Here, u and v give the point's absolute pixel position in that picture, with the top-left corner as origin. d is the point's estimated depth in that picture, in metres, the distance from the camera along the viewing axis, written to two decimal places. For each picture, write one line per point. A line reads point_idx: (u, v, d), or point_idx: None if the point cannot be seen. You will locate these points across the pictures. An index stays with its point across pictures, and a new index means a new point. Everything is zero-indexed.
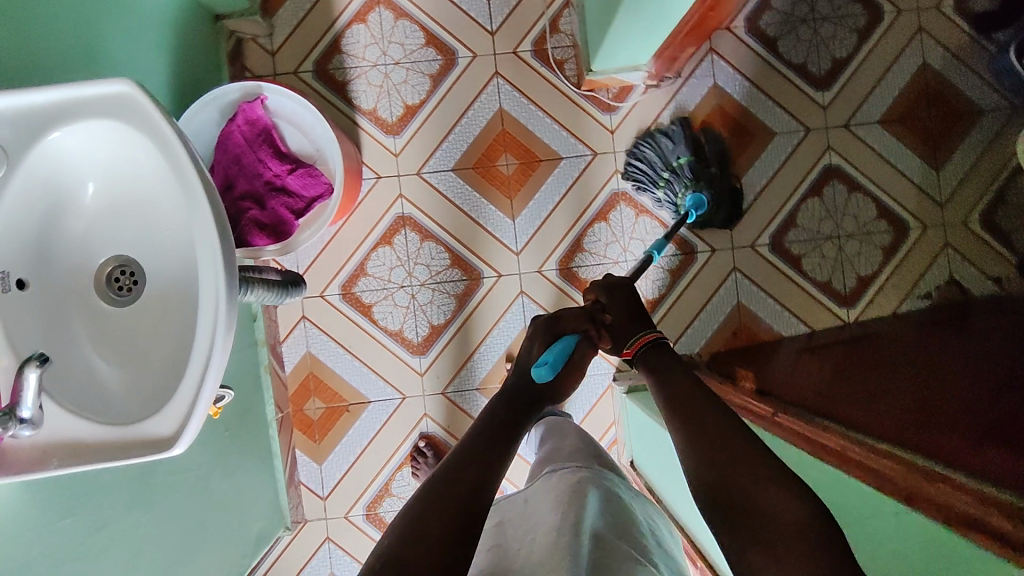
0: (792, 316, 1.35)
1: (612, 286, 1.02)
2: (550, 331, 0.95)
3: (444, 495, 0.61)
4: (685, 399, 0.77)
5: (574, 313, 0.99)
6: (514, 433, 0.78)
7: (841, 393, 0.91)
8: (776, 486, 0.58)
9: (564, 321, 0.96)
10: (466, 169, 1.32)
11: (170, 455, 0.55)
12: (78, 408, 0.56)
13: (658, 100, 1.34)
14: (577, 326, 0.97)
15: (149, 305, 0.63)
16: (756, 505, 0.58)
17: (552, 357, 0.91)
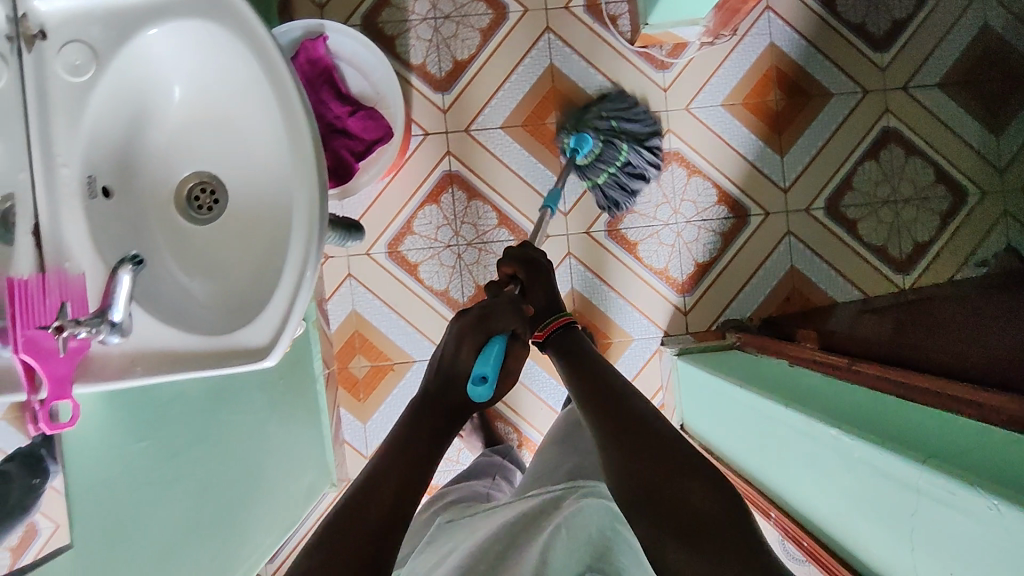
0: (847, 283, 1.32)
1: (530, 260, 0.97)
2: (481, 331, 0.81)
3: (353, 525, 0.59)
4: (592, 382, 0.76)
5: (497, 303, 0.85)
6: (427, 455, 0.71)
7: (918, 342, 0.87)
8: (689, 475, 0.57)
9: (496, 314, 0.82)
10: (514, 127, 1.29)
11: (262, 367, 0.56)
12: (165, 317, 0.56)
13: (713, 58, 1.31)
14: (504, 323, 0.82)
15: (229, 221, 0.62)
16: (678, 502, 0.55)
17: (489, 369, 0.79)
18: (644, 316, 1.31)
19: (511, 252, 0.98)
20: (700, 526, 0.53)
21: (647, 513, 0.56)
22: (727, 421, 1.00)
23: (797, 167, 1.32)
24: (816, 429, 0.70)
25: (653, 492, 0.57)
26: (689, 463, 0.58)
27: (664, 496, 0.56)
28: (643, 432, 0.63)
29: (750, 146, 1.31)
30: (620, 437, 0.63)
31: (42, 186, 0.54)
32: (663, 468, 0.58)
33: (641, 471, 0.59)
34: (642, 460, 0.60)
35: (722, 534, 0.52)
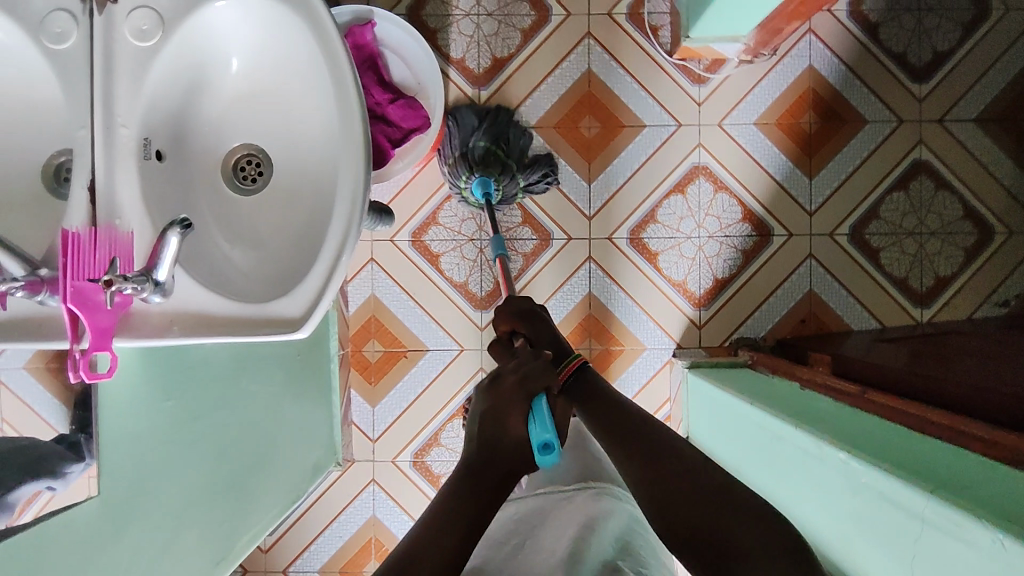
0: (865, 311, 1.32)
1: (528, 313, 0.90)
2: (523, 394, 0.65)
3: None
4: (601, 412, 0.71)
5: (527, 361, 0.70)
6: (478, 524, 0.58)
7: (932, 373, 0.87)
8: (717, 508, 0.54)
9: (533, 372, 0.68)
10: (547, 128, 1.30)
11: (294, 337, 0.58)
12: (205, 281, 0.58)
13: (750, 76, 1.31)
14: (544, 380, 0.68)
15: (274, 193, 0.65)
16: (718, 540, 0.53)
17: (552, 434, 0.63)
18: (659, 327, 1.31)
19: (503, 308, 0.91)
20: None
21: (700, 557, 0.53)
22: (732, 436, 1.02)
23: (825, 192, 1.32)
24: (824, 450, 0.72)
25: (709, 545, 0.53)
26: (727, 501, 0.55)
27: (722, 550, 0.52)
28: (671, 465, 0.60)
29: (779, 167, 1.31)
30: (655, 476, 0.59)
31: (101, 146, 0.56)
32: (707, 510, 0.54)
33: (677, 505, 0.56)
34: (681, 501, 0.56)
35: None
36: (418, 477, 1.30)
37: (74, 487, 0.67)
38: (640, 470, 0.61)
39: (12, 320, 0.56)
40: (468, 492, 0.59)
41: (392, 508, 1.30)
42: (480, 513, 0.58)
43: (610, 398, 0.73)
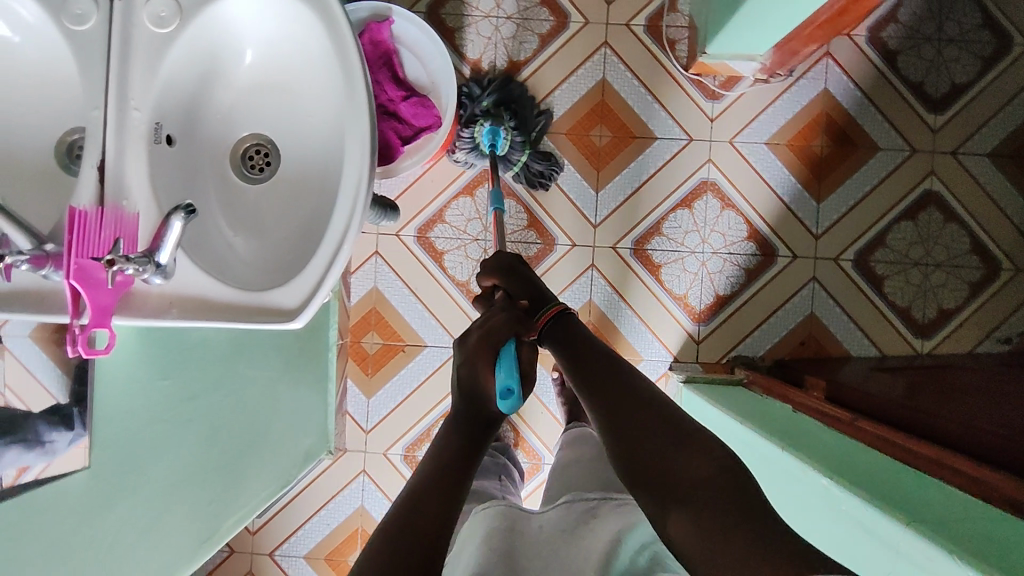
0: (865, 338, 1.31)
1: (512, 267, 0.95)
2: (487, 343, 0.78)
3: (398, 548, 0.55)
4: (584, 361, 0.74)
5: (494, 316, 0.82)
6: (464, 459, 0.68)
7: (923, 407, 0.87)
8: (673, 444, 0.57)
9: (495, 328, 0.80)
10: (559, 134, 1.30)
11: (289, 328, 0.59)
12: (206, 266, 0.59)
13: (764, 95, 1.31)
14: (508, 331, 0.79)
15: (280, 184, 0.66)
16: (669, 469, 0.55)
17: (513, 379, 0.75)
18: (658, 340, 1.31)
19: (487, 263, 0.98)
20: (699, 494, 0.52)
21: (648, 484, 0.56)
22: None
23: (832, 216, 1.32)
24: (810, 476, 0.72)
25: (661, 472, 0.56)
26: (674, 427, 0.59)
27: (666, 470, 0.55)
28: (630, 397, 0.65)
29: (788, 188, 1.31)
30: (614, 407, 0.64)
31: (113, 129, 0.58)
32: (656, 434, 0.59)
33: (638, 439, 0.59)
34: (633, 426, 0.61)
35: (722, 499, 0.51)
36: (408, 470, 1.31)
37: (68, 455, 0.70)
38: (602, 402, 0.66)
39: (15, 293, 0.57)
40: (458, 437, 0.70)
41: (380, 499, 1.31)
42: (468, 456, 0.68)
43: (593, 347, 0.77)
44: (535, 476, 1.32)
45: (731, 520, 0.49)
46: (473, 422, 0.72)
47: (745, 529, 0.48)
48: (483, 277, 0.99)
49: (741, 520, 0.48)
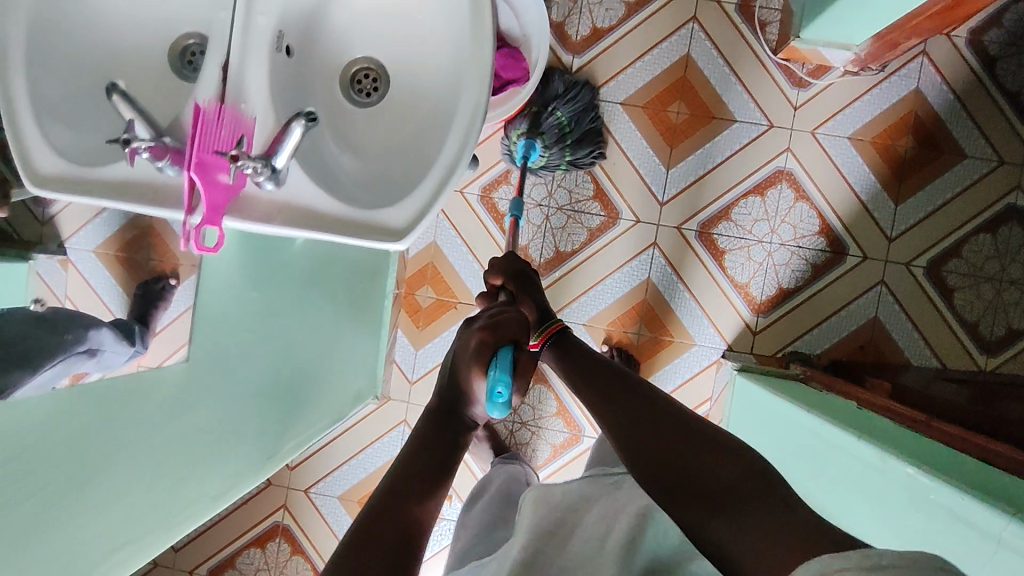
0: (928, 349, 1.27)
1: (523, 276, 0.96)
2: (491, 342, 0.76)
3: (371, 532, 0.58)
4: (608, 382, 0.73)
5: (509, 311, 0.82)
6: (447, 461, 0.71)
7: (979, 425, 0.82)
8: (711, 450, 0.55)
9: (501, 323, 0.78)
10: (635, 106, 1.28)
11: (392, 247, 0.59)
12: (317, 179, 0.59)
13: (854, 88, 1.27)
14: (513, 332, 0.78)
15: (387, 107, 0.66)
16: (698, 476, 0.53)
17: (506, 385, 0.73)
18: (713, 326, 1.29)
19: (496, 264, 0.99)
20: (733, 494, 0.50)
21: (677, 495, 0.54)
22: (775, 444, 1.00)
23: (909, 220, 1.27)
24: (887, 462, 0.69)
25: (693, 481, 0.53)
26: (682, 423, 0.60)
27: (687, 469, 0.55)
28: (636, 402, 0.66)
29: (867, 186, 1.27)
30: (620, 412, 0.66)
31: (239, 31, 0.57)
32: (661, 429, 0.60)
33: (669, 449, 0.57)
34: (647, 433, 0.61)
35: (758, 499, 0.49)
36: None
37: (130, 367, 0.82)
38: (609, 408, 0.68)
39: (123, 186, 0.58)
40: (437, 437, 0.72)
41: None
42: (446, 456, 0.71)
43: (606, 365, 0.77)
44: (572, 447, 1.32)
45: (768, 516, 0.47)
46: (456, 419, 0.76)
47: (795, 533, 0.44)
48: (489, 276, 1.00)
49: (774, 512, 0.47)
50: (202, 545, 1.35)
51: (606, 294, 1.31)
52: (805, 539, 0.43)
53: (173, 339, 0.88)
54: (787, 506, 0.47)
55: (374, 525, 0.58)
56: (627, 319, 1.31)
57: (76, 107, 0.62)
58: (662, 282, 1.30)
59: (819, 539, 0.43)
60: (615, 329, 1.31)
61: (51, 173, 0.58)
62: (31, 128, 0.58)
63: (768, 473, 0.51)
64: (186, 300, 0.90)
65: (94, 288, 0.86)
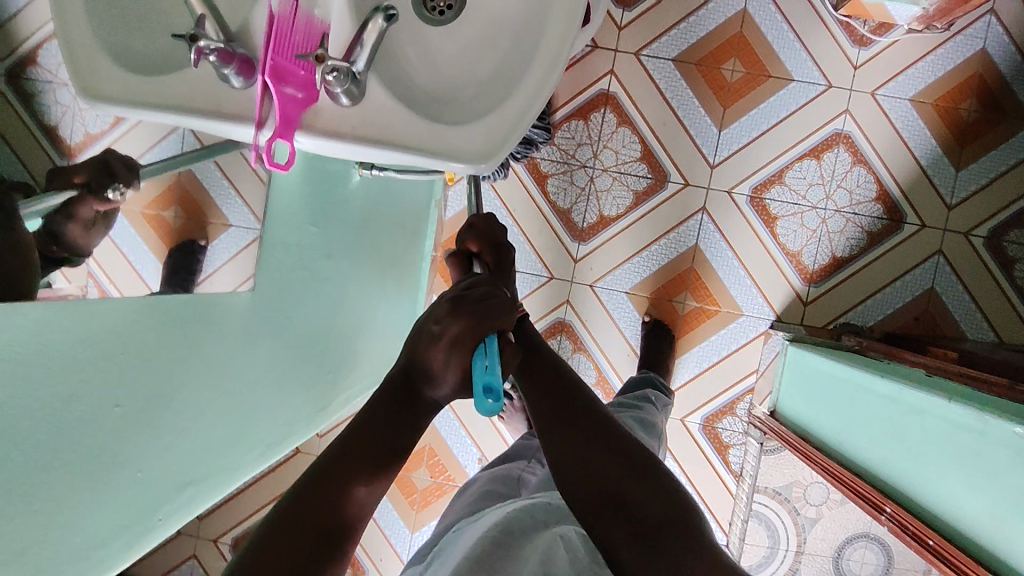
0: (985, 321, 1.22)
1: (501, 247, 0.83)
2: (479, 329, 0.61)
3: (295, 541, 0.52)
4: (549, 377, 0.70)
5: (493, 291, 0.66)
6: (385, 447, 0.60)
7: None
8: (641, 480, 0.59)
9: (491, 306, 0.63)
10: (686, 64, 1.22)
11: (473, 171, 0.55)
12: (396, 96, 0.56)
13: (917, 48, 1.20)
14: (498, 317, 0.63)
15: (466, 28, 0.62)
16: (629, 505, 0.57)
17: (496, 375, 0.58)
18: (762, 296, 1.24)
19: (476, 225, 0.83)
20: (656, 536, 0.56)
21: (603, 518, 0.58)
22: (839, 415, 0.95)
23: (969, 187, 1.21)
24: (989, 423, 0.64)
25: (623, 510, 0.57)
26: (620, 450, 0.62)
27: (618, 496, 0.58)
28: (577, 415, 0.65)
29: (927, 151, 1.21)
30: (560, 423, 0.65)
31: None
32: (604, 459, 0.60)
33: (606, 470, 0.60)
34: (586, 446, 0.62)
35: (678, 546, 0.55)
36: None
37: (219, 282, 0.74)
38: (548, 414, 0.66)
39: (185, 97, 0.54)
40: (379, 417, 0.61)
41: (451, 421, 1.29)
42: (387, 443, 0.61)
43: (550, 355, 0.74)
44: None
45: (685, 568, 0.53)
46: (411, 404, 0.63)
47: None
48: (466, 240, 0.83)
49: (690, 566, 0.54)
50: (228, 514, 1.31)
51: (650, 260, 1.26)
52: None
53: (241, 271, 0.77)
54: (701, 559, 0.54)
55: (299, 531, 0.52)
56: (671, 286, 1.26)
57: (129, 16, 0.57)
58: (708, 248, 1.25)
59: None
60: (658, 296, 1.26)
61: (106, 84, 0.53)
62: (83, 28, 0.53)
63: (685, 515, 0.58)
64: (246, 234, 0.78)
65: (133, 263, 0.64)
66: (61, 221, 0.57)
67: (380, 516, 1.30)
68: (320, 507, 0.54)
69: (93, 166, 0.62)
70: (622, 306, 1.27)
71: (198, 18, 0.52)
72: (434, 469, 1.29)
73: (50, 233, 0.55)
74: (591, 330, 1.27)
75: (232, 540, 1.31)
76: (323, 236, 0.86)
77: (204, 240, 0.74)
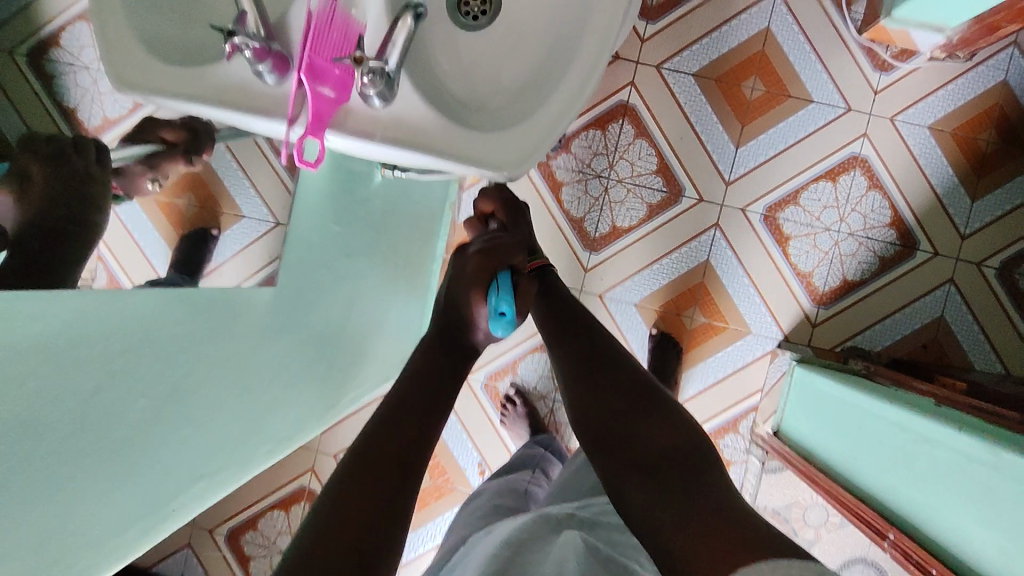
0: (994, 353, 1.21)
1: (512, 202, 0.95)
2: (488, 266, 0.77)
3: (372, 466, 0.59)
4: (574, 336, 0.81)
5: (501, 241, 0.81)
6: (438, 400, 0.70)
7: None
8: (654, 419, 0.67)
9: (499, 249, 0.79)
10: (707, 79, 1.22)
11: (498, 178, 0.56)
12: (425, 100, 0.56)
13: (939, 75, 1.20)
14: (508, 258, 0.79)
15: (497, 36, 0.63)
16: (644, 436, 0.65)
17: (507, 303, 0.74)
18: (771, 315, 1.24)
19: (488, 192, 0.96)
20: (669, 462, 0.62)
21: (619, 450, 0.65)
22: (848, 440, 0.94)
23: (983, 217, 1.21)
24: (1000, 457, 0.63)
25: (641, 440, 0.65)
26: (635, 392, 0.71)
27: (633, 430, 0.66)
28: (598, 366, 0.75)
29: (943, 179, 1.21)
30: (583, 371, 0.75)
31: None
32: (622, 401, 0.70)
33: (624, 410, 0.68)
34: (607, 390, 0.71)
35: (689, 470, 0.61)
36: (486, 400, 1.28)
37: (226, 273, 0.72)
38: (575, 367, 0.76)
39: (216, 90, 0.54)
40: (431, 375, 0.72)
41: (453, 424, 1.29)
42: (439, 398, 0.70)
43: (574, 314, 0.84)
44: None
45: (694, 486, 0.59)
46: (454, 359, 0.75)
47: (719, 505, 0.57)
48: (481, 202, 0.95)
49: (693, 489, 0.59)
50: (224, 506, 1.31)
51: (660, 274, 1.25)
52: (723, 508, 0.57)
53: (247, 265, 0.76)
54: (708, 483, 0.60)
55: (374, 459, 0.59)
56: (680, 301, 1.25)
57: (166, 7, 0.58)
58: (718, 265, 1.24)
59: (733, 512, 0.56)
60: (666, 310, 1.26)
61: (134, 72, 0.53)
62: (117, 18, 0.53)
63: (698, 448, 0.64)
64: (250, 234, 0.78)
65: (144, 249, 0.62)
66: (138, 170, 0.62)
67: None
68: (392, 444, 0.62)
69: (184, 132, 0.67)
70: (630, 317, 1.27)
71: (239, 13, 0.52)
72: (433, 471, 1.29)
73: (120, 172, 0.61)
74: None
75: (227, 531, 1.30)
76: (340, 229, 0.86)
77: (217, 228, 0.74)
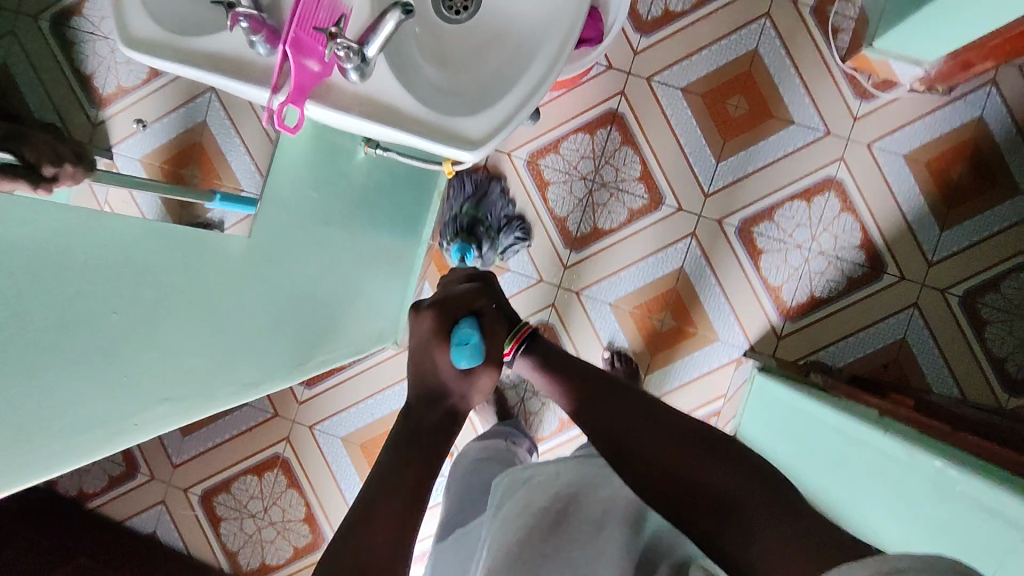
0: (952, 378, 1.26)
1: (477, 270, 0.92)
2: (444, 313, 0.78)
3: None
4: (589, 389, 0.72)
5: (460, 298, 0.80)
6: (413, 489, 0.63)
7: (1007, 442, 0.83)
8: (710, 458, 0.57)
9: (452, 298, 0.80)
10: (695, 94, 1.27)
11: (462, 156, 0.61)
12: (401, 83, 0.61)
13: (916, 107, 1.25)
14: (469, 305, 0.80)
15: (474, 33, 0.69)
16: (702, 482, 0.55)
17: (469, 335, 0.76)
18: (739, 325, 1.29)
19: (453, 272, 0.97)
20: (742, 504, 0.52)
21: (688, 511, 0.55)
22: (793, 442, 0.98)
23: (951, 246, 1.26)
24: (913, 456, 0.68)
25: (701, 488, 0.55)
26: (677, 437, 0.60)
27: (687, 478, 0.56)
28: (623, 414, 0.66)
29: (914, 206, 1.26)
30: (613, 425, 0.65)
31: None
32: (662, 449, 0.60)
33: (669, 462, 0.59)
34: (641, 439, 0.62)
35: (767, 505, 0.52)
36: None
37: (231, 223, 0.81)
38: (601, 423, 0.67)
39: (212, 55, 0.60)
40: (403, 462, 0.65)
41: None
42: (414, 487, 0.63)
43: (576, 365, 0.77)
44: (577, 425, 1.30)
45: (775, 519, 0.50)
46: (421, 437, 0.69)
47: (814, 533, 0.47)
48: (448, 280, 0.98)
49: (775, 519, 0.50)
50: (200, 466, 1.36)
51: (636, 277, 1.30)
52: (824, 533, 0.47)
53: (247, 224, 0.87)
54: (796, 510, 0.50)
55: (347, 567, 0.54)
56: (653, 303, 1.30)
57: None
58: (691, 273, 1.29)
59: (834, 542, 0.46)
60: (638, 312, 1.31)
61: (143, 35, 0.59)
62: None
63: (775, 479, 0.54)
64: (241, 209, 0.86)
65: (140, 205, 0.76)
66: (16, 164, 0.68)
67: (343, 483, 1.35)
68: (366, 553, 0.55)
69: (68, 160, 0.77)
70: (604, 315, 1.31)
71: None
72: None
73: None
74: (572, 334, 1.31)
75: (201, 492, 1.35)
76: (324, 201, 0.92)
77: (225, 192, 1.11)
